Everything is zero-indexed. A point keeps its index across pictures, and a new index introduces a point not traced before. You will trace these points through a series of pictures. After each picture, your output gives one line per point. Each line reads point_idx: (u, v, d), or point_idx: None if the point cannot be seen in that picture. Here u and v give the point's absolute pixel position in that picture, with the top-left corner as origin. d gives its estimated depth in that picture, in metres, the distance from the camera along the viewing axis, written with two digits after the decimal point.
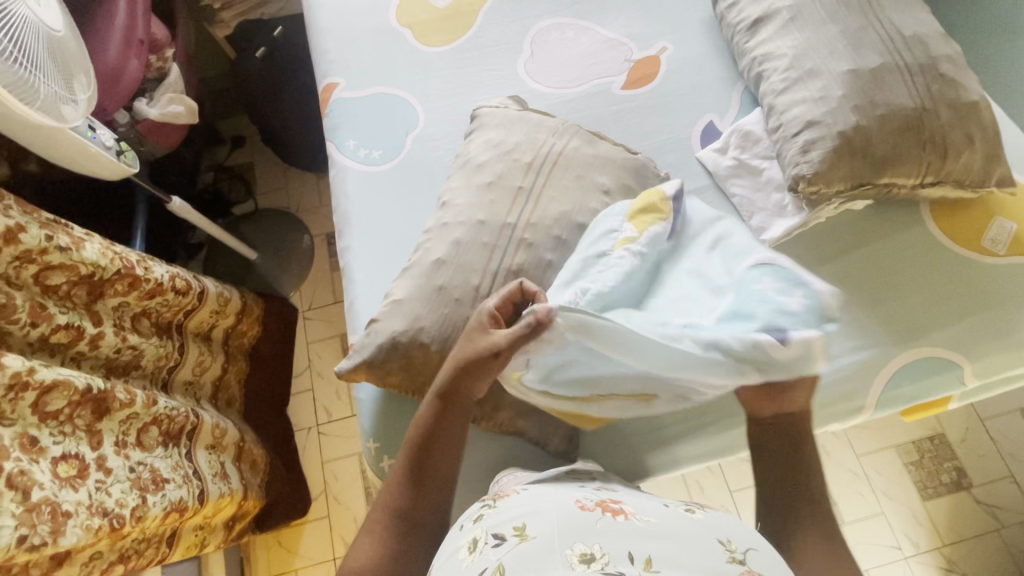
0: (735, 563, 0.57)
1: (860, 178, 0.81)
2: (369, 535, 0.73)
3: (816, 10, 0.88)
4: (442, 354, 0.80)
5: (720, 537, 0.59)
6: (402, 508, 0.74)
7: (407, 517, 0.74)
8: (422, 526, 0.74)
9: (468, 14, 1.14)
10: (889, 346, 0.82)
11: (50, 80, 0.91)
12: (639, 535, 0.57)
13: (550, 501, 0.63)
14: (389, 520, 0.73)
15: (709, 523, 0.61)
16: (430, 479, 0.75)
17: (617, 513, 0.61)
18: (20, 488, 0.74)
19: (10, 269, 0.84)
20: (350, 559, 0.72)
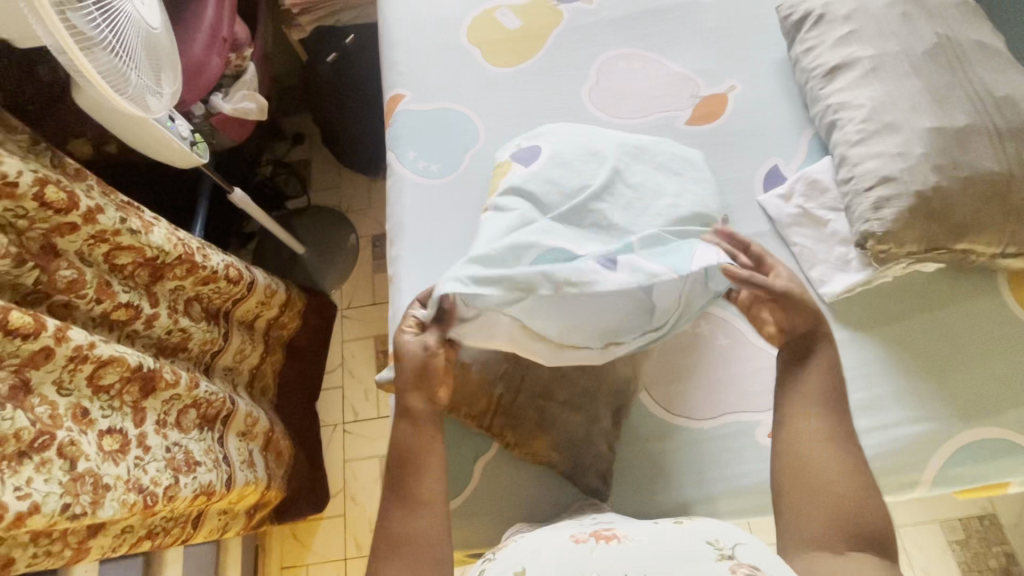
0: (723, 560, 0.56)
1: (934, 241, 0.77)
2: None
3: (900, 62, 0.85)
4: (482, 376, 0.83)
5: (706, 537, 0.59)
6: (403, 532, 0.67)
7: (406, 536, 0.67)
8: (417, 539, 0.67)
9: (537, 38, 1.15)
10: (950, 421, 0.78)
11: (142, 73, 0.97)
12: (631, 554, 0.56)
13: (544, 542, 0.62)
14: (390, 550, 0.66)
15: (694, 530, 0.61)
16: (412, 486, 0.70)
17: (611, 537, 0.60)
18: (68, 457, 0.77)
19: (84, 247, 0.89)
20: None
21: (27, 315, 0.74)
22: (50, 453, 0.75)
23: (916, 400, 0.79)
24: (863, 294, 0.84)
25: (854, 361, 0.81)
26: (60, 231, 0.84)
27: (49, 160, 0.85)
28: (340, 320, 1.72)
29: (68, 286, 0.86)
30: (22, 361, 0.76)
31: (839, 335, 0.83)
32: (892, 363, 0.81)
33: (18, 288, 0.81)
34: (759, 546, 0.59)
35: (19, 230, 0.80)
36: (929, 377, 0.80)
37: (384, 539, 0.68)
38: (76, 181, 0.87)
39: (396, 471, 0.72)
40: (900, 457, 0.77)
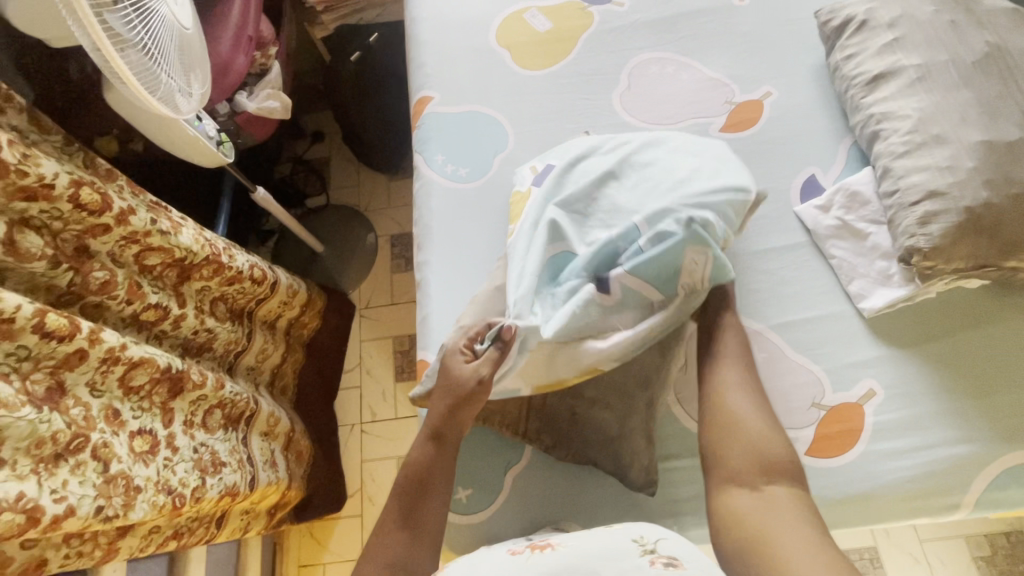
0: (644, 554, 0.58)
1: (982, 259, 0.75)
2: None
3: (948, 73, 0.83)
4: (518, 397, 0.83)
5: (632, 535, 0.61)
6: (396, 554, 0.69)
7: (405, 563, 0.69)
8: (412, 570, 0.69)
9: (568, 40, 1.14)
10: (994, 444, 0.76)
11: (173, 73, 0.96)
12: (562, 558, 0.59)
13: (485, 555, 0.64)
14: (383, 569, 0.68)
15: (621, 530, 0.63)
16: (419, 517, 0.72)
17: (545, 546, 0.63)
18: (101, 459, 0.77)
19: (116, 247, 0.89)
20: None
21: (63, 317, 0.74)
22: (85, 455, 0.75)
23: (959, 419, 0.77)
24: (904, 309, 0.83)
25: (895, 378, 0.80)
26: (93, 232, 0.84)
27: (82, 161, 0.85)
28: (358, 320, 1.71)
29: (101, 287, 0.86)
30: (57, 363, 0.76)
31: (879, 352, 0.81)
32: (934, 382, 0.79)
33: (52, 289, 0.81)
34: (680, 539, 0.61)
35: (54, 231, 0.80)
36: (972, 397, 0.78)
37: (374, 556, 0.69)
38: (108, 182, 0.87)
39: (402, 495, 0.74)
40: (942, 479, 0.75)
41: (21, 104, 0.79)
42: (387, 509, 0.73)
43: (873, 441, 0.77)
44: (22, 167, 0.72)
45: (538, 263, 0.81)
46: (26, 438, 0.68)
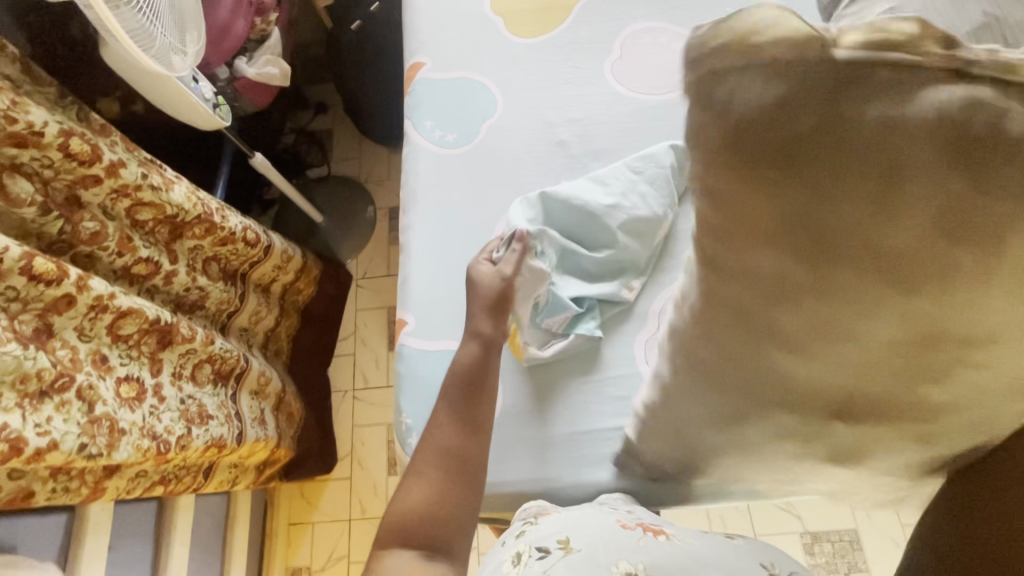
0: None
1: None
2: (415, 476, 0.65)
3: (941, 42, 0.80)
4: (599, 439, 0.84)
5: (763, 561, 0.63)
6: (450, 446, 0.67)
7: (464, 460, 0.66)
8: (468, 466, 0.67)
9: (562, 8, 1.12)
10: None
11: (167, 31, 0.98)
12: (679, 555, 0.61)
13: (592, 519, 0.67)
14: (439, 454, 0.66)
15: (746, 550, 0.65)
16: (477, 418, 0.70)
17: (659, 532, 0.65)
18: (86, 400, 0.80)
19: (107, 200, 0.91)
20: (397, 503, 0.63)
21: (50, 262, 0.77)
22: (70, 395, 0.78)
23: None
24: None
25: None
26: (83, 183, 0.86)
27: (75, 114, 0.87)
28: (354, 290, 1.74)
29: (91, 237, 0.88)
30: (45, 306, 0.79)
31: None
32: None
33: (43, 236, 0.84)
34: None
35: (45, 179, 0.82)
36: None
37: (435, 441, 0.68)
38: (101, 136, 0.89)
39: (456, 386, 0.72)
40: None
41: (14, 54, 0.81)
42: (441, 401, 0.71)
43: None
44: (10, 113, 0.75)
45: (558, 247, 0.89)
46: (12, 373, 0.71)
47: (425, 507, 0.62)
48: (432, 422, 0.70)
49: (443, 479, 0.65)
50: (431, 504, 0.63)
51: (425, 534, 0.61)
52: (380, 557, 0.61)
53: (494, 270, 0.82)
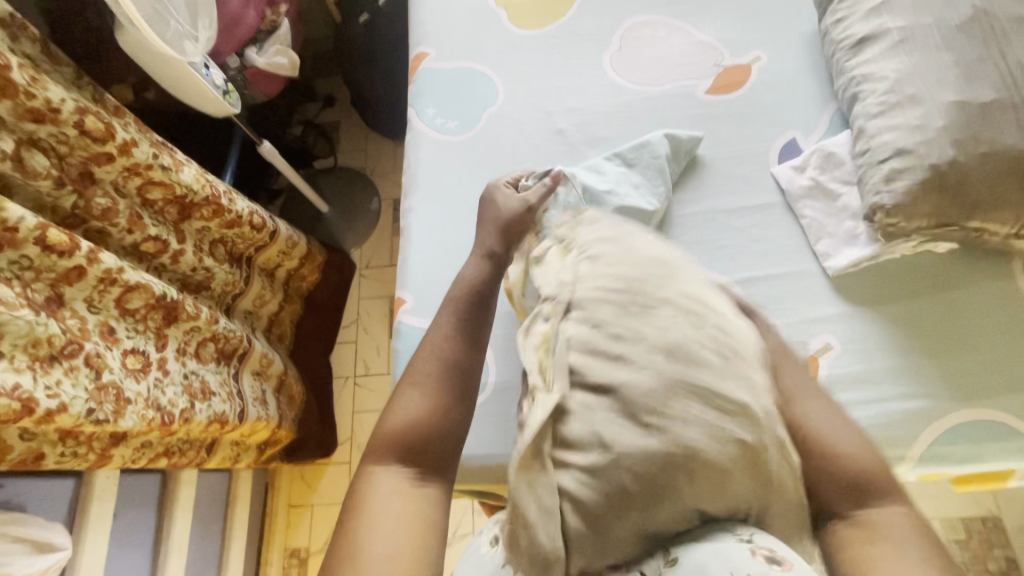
0: (743, 543, 0.53)
1: (945, 218, 0.76)
2: (411, 387, 0.67)
3: (931, 35, 0.82)
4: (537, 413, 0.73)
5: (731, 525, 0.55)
6: (449, 359, 0.69)
7: (463, 370, 0.69)
8: (467, 376, 0.69)
9: (564, 1, 1.15)
10: (944, 401, 0.77)
11: (179, 17, 1.01)
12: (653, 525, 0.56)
13: None
14: (437, 369, 0.68)
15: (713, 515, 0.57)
16: (476, 334, 0.73)
17: None
18: (93, 368, 0.83)
19: (119, 178, 0.94)
20: (396, 408, 0.65)
21: (63, 233, 0.80)
22: (78, 361, 0.81)
23: (912, 378, 0.79)
24: (869, 270, 0.84)
25: (852, 335, 0.81)
26: (97, 161, 0.90)
27: (91, 94, 0.91)
28: (358, 279, 1.77)
29: (103, 213, 0.92)
30: (57, 277, 0.82)
31: (840, 309, 0.83)
32: (891, 339, 0.81)
33: (57, 210, 0.87)
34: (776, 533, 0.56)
35: (60, 155, 0.86)
36: (930, 357, 0.79)
37: (432, 357, 0.69)
38: (115, 116, 0.92)
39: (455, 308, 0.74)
40: (888, 429, 0.77)
41: (35, 34, 0.85)
42: (441, 321, 0.73)
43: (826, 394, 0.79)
44: (30, 90, 0.78)
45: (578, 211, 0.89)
46: (24, 336, 0.74)
47: (421, 417, 0.64)
48: (431, 339, 0.71)
49: (441, 388, 0.67)
50: (428, 415, 0.65)
51: (423, 436, 0.63)
52: (372, 465, 0.61)
53: (517, 195, 0.87)
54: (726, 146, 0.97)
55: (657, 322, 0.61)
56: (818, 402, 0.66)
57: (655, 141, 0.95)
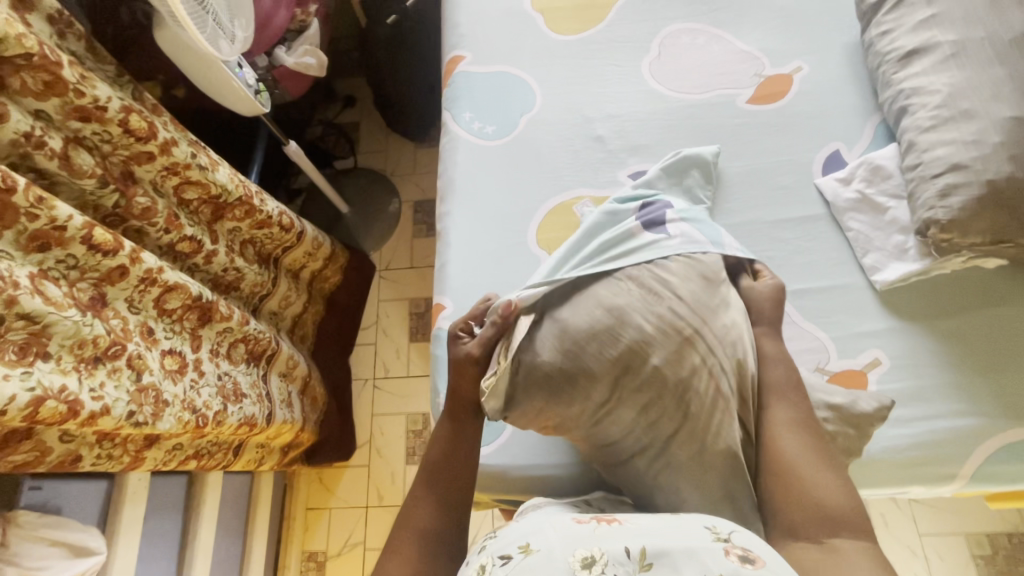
0: (719, 540, 0.54)
1: (1001, 234, 0.75)
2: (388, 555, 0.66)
3: (984, 49, 0.81)
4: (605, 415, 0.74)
5: (706, 523, 0.57)
6: (425, 524, 0.68)
7: (437, 527, 0.68)
8: (442, 533, 0.68)
9: (601, 7, 1.14)
10: (996, 419, 0.76)
11: (217, 16, 1.00)
12: (634, 533, 0.55)
13: (547, 520, 0.59)
14: (414, 540, 0.66)
15: (690, 517, 0.59)
16: (450, 472, 0.73)
17: (612, 520, 0.59)
18: (134, 368, 0.82)
19: (157, 177, 0.94)
20: None
21: (108, 232, 0.79)
22: (120, 362, 0.80)
23: (964, 395, 0.78)
24: (918, 284, 0.83)
25: (901, 349, 0.81)
26: (138, 159, 0.89)
27: (132, 92, 0.90)
28: (378, 280, 1.76)
29: (143, 212, 0.91)
30: (101, 276, 0.81)
31: (888, 324, 0.82)
32: (942, 355, 0.80)
33: (99, 208, 0.86)
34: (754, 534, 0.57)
35: (103, 153, 0.85)
36: (980, 374, 0.79)
37: (407, 522, 0.68)
38: (155, 115, 0.92)
39: (430, 471, 0.73)
40: (940, 447, 0.76)
41: (81, 31, 0.84)
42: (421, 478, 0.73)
43: None
44: (79, 87, 0.77)
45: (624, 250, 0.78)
46: (71, 337, 0.73)
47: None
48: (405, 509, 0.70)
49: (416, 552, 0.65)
50: None
51: None
52: None
53: (470, 346, 0.78)
54: (768, 156, 0.97)
55: (620, 293, 0.73)
56: (799, 434, 0.69)
57: (706, 157, 0.94)
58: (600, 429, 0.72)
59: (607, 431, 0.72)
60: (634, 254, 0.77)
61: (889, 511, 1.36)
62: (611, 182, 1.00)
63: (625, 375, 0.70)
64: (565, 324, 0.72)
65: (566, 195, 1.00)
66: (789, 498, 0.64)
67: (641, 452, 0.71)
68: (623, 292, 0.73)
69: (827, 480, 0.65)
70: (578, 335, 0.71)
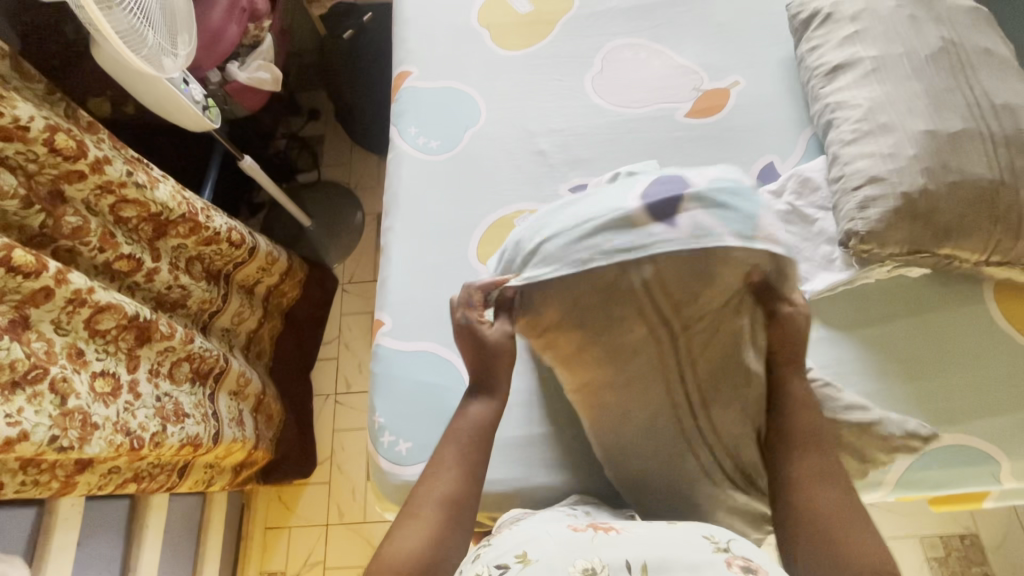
0: (720, 552, 0.54)
1: (918, 244, 0.77)
2: (412, 519, 0.63)
3: (902, 65, 0.84)
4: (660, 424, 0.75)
5: (705, 532, 0.57)
6: (448, 493, 0.65)
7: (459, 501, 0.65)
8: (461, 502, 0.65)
9: (547, 23, 1.16)
10: (922, 426, 0.78)
11: (159, 34, 1.00)
12: (635, 543, 0.55)
13: (546, 529, 0.59)
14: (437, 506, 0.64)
15: (686, 527, 0.59)
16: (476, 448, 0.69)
17: (609, 528, 0.59)
18: (59, 393, 0.80)
19: (91, 196, 0.92)
20: (390, 547, 0.61)
21: (30, 254, 0.78)
22: (42, 387, 0.78)
23: (889, 402, 0.80)
24: (845, 293, 0.85)
25: (829, 358, 0.82)
26: (68, 178, 0.88)
27: (63, 110, 0.89)
28: (340, 294, 1.74)
29: (73, 232, 0.89)
30: (23, 298, 0.79)
31: (817, 332, 0.84)
32: (870, 363, 0.81)
33: (24, 229, 0.85)
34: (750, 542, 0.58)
35: (29, 173, 0.84)
36: (905, 381, 0.80)
37: (431, 487, 0.65)
38: (88, 133, 0.91)
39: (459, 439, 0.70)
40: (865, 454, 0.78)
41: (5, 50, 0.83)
42: (452, 436, 0.70)
43: None
44: None
45: (614, 223, 0.71)
46: None
47: (423, 553, 0.60)
48: (426, 472, 0.67)
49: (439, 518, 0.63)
50: (424, 553, 0.60)
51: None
52: None
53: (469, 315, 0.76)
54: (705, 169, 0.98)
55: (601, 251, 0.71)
56: (830, 486, 0.64)
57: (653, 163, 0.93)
58: (616, 402, 0.76)
59: (634, 414, 0.75)
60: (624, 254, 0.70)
61: None
62: (551, 196, 1.01)
63: (660, 327, 0.73)
64: (553, 242, 0.74)
65: (508, 209, 1.01)
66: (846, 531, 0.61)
67: (653, 433, 0.75)
68: (602, 249, 0.71)
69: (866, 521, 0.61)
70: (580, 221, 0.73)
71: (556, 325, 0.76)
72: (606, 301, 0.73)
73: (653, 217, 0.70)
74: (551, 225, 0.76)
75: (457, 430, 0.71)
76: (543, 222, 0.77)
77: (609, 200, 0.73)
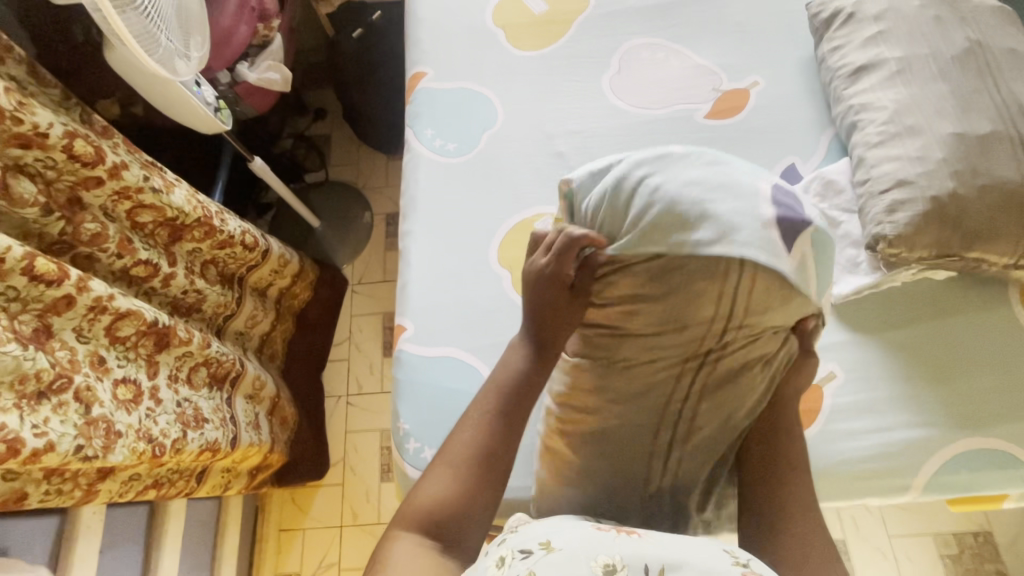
0: (738, 565, 0.55)
1: (945, 248, 0.77)
2: (445, 468, 0.68)
3: (927, 66, 0.84)
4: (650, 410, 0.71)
5: (725, 546, 0.58)
6: (480, 447, 0.69)
7: (491, 455, 0.69)
8: (493, 460, 0.69)
9: (562, 23, 1.14)
10: (947, 430, 0.78)
11: (173, 36, 0.99)
12: (656, 545, 0.56)
13: (570, 523, 0.60)
14: (468, 456, 0.68)
15: (707, 539, 0.59)
16: (517, 413, 0.72)
17: (632, 532, 0.59)
18: (83, 402, 0.80)
19: (108, 202, 0.91)
20: (423, 489, 0.67)
21: (52, 262, 0.77)
22: (67, 396, 0.78)
23: (916, 406, 0.80)
24: (870, 296, 0.85)
25: (856, 362, 0.82)
26: (86, 185, 0.87)
27: (79, 116, 0.88)
28: (350, 294, 1.74)
29: (92, 239, 0.88)
30: (45, 307, 0.79)
31: (842, 336, 0.84)
32: (895, 367, 0.82)
33: (44, 237, 0.84)
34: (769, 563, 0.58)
35: (47, 180, 0.83)
36: (931, 384, 0.80)
37: (465, 438, 0.70)
38: (104, 138, 0.90)
39: (502, 398, 0.72)
40: (893, 460, 0.78)
41: (21, 56, 0.82)
42: (489, 393, 0.73)
43: (831, 421, 0.80)
44: (17, 114, 0.75)
45: (747, 209, 0.61)
46: (10, 372, 0.71)
47: (452, 499, 0.66)
48: (462, 423, 0.72)
49: (472, 469, 0.68)
50: (454, 497, 0.66)
51: (448, 521, 0.65)
52: (397, 531, 0.65)
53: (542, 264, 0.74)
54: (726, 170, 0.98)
55: (715, 231, 0.61)
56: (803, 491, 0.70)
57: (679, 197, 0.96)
58: (618, 387, 0.71)
59: (627, 396, 0.71)
60: (734, 243, 0.60)
61: (861, 514, 1.38)
62: None
63: (716, 320, 0.64)
64: (679, 195, 0.62)
65: (527, 212, 1.00)
66: (791, 549, 0.67)
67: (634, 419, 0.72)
68: (717, 226, 0.61)
69: (823, 543, 0.67)
70: (717, 192, 0.62)
71: (624, 274, 0.66)
72: (688, 273, 0.62)
73: (776, 234, 0.61)
74: (681, 178, 0.64)
75: (490, 392, 0.73)
76: (666, 168, 0.64)
77: (755, 183, 0.63)
